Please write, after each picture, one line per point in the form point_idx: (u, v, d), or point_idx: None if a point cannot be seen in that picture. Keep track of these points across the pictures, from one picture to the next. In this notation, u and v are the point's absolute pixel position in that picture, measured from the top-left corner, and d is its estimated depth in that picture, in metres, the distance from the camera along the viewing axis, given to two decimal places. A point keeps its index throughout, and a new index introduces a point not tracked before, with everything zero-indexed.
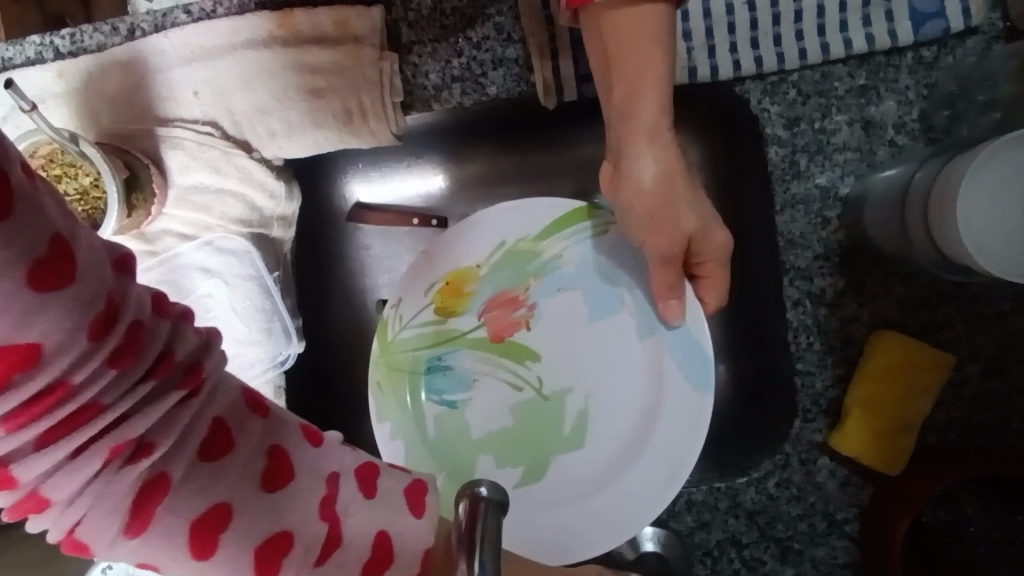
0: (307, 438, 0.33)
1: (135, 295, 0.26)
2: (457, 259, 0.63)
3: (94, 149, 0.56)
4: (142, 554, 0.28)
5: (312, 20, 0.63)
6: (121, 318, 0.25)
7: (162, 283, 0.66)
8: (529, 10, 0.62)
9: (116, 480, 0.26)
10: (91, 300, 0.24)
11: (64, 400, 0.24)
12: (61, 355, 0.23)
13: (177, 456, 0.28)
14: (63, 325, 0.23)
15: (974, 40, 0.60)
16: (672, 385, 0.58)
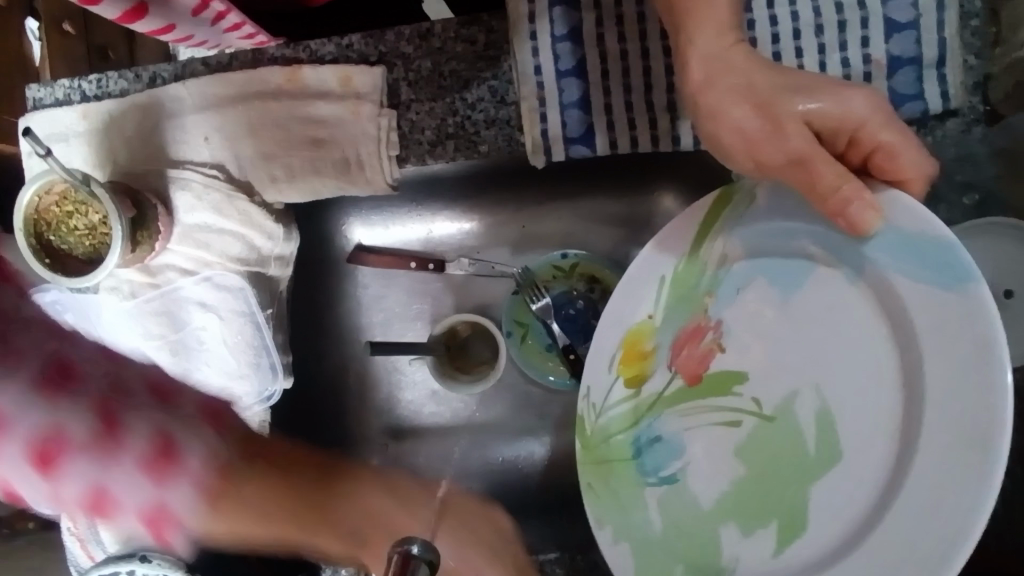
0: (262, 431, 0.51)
1: (93, 373, 0.40)
2: (626, 319, 0.58)
3: (104, 190, 0.60)
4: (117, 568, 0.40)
5: (319, 75, 0.67)
6: (73, 372, 0.39)
7: (159, 314, 0.69)
8: (521, 74, 0.65)
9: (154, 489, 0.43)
10: (45, 361, 0.38)
11: (64, 447, 0.38)
12: (21, 413, 0.37)
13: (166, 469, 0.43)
14: (22, 390, 0.37)
15: (955, 122, 0.61)
16: (918, 314, 0.41)
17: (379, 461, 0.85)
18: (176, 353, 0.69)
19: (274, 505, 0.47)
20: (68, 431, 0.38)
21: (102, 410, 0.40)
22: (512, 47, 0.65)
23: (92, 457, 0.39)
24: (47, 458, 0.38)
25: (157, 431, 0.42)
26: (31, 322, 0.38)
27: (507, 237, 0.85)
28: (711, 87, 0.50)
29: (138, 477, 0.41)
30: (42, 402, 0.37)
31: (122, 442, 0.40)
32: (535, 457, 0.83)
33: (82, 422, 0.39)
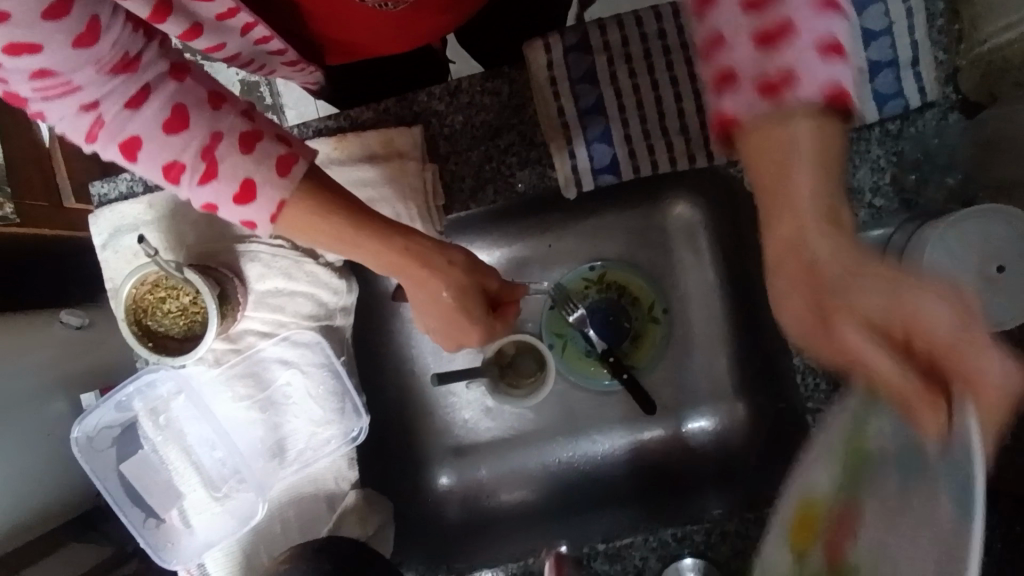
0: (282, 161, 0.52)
1: (155, 69, 0.49)
2: (811, 486, 0.48)
3: (194, 274, 0.66)
4: (222, 194, 0.52)
5: (363, 141, 0.74)
6: (160, 93, 0.49)
7: (244, 376, 0.75)
8: (547, 118, 0.72)
9: (135, 114, 0.48)
10: (131, 85, 0.48)
11: (67, 91, 0.46)
12: (147, 73, 0.48)
13: (148, 164, 0.50)
14: (102, 69, 0.46)
15: (932, 113, 0.68)
16: (941, 472, 0.34)
17: (449, 476, 0.92)
18: (266, 409, 0.76)
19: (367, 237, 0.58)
20: (181, 99, 0.49)
21: (176, 102, 0.49)
22: (535, 95, 0.72)
23: (167, 140, 0.49)
24: (202, 160, 0.51)
25: (173, 99, 0.49)
26: (157, 65, 0.49)
27: (539, 254, 0.94)
28: (793, 229, 0.37)
29: (263, 178, 0.52)
30: (135, 110, 0.48)
31: (246, 172, 0.51)
32: (596, 453, 0.92)
33: (228, 126, 0.51)
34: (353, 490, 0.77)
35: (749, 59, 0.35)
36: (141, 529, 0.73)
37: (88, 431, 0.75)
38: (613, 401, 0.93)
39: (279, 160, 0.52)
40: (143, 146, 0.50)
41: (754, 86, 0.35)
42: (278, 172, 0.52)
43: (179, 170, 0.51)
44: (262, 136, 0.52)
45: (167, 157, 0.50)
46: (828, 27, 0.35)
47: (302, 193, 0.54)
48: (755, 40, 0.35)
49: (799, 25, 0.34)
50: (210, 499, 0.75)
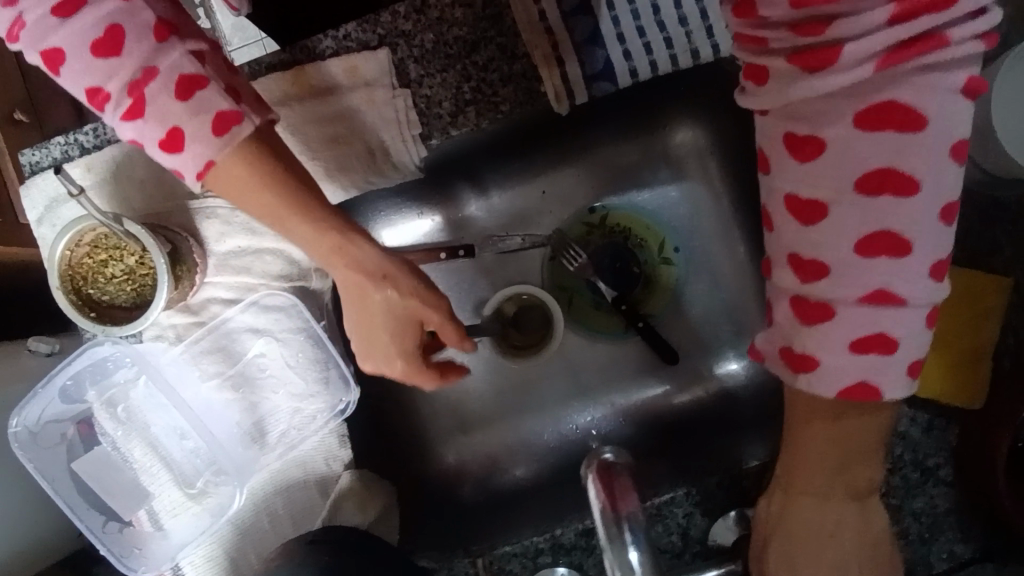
0: (217, 120, 0.44)
1: None
2: None
3: (138, 227, 0.57)
4: (139, 134, 0.45)
5: (323, 72, 0.65)
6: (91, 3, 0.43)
7: (212, 351, 0.66)
8: (529, 24, 0.64)
9: (61, 26, 0.44)
10: None
11: None
12: None
13: (67, 80, 0.45)
14: None
15: None
16: None
17: (456, 456, 0.82)
18: (239, 387, 0.66)
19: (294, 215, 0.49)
20: (120, 21, 0.44)
21: (111, 21, 0.43)
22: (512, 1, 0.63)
23: (92, 63, 0.44)
24: (129, 96, 0.44)
25: (109, 14, 0.43)
26: None
27: (532, 204, 0.85)
28: (811, 426, 0.47)
29: (194, 130, 0.44)
30: (63, 20, 0.43)
31: (176, 120, 0.44)
32: (615, 413, 0.83)
33: (168, 63, 0.44)
34: (347, 472, 0.68)
35: (783, 307, 0.45)
36: (100, 536, 0.63)
37: (31, 426, 0.64)
38: (630, 353, 0.84)
39: (218, 118, 0.44)
40: (67, 62, 0.44)
41: (781, 342, 0.45)
42: (214, 129, 0.44)
43: (104, 99, 0.45)
44: (204, 83, 0.44)
45: (90, 82, 0.44)
46: (885, 278, 0.41)
47: (241, 153, 0.46)
48: (793, 301, 0.44)
49: (837, 312, 0.42)
50: (185, 498, 0.65)
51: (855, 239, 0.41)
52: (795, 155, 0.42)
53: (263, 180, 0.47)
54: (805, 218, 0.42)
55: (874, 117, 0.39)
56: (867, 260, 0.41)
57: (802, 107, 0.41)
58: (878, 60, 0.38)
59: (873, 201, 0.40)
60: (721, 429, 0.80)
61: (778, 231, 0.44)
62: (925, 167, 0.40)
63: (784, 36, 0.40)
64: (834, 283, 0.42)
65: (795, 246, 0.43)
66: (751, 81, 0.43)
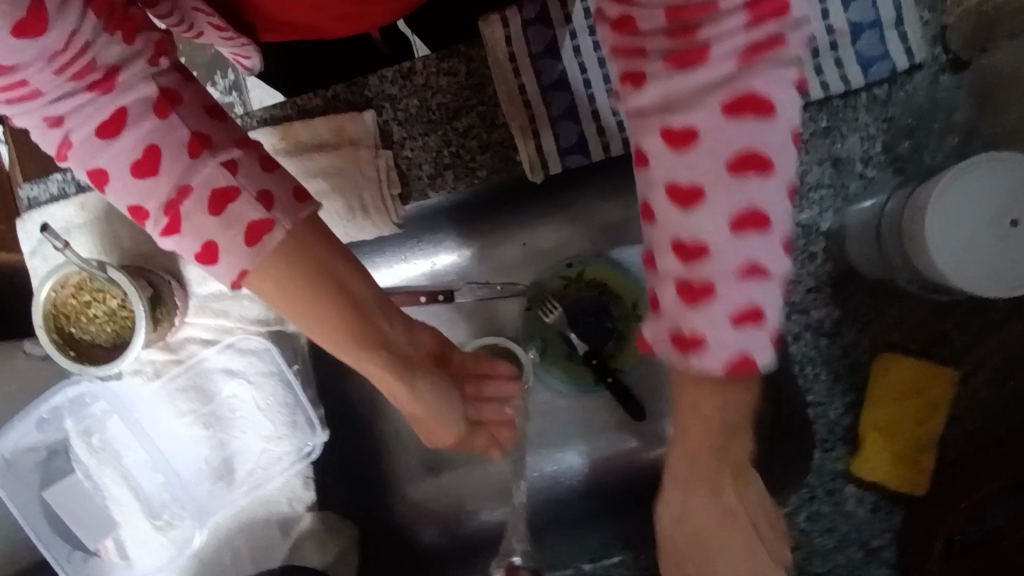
0: (252, 233, 0.43)
1: (136, 92, 0.41)
2: None
3: (120, 272, 0.62)
4: (183, 246, 0.44)
5: (311, 130, 0.69)
6: (128, 126, 0.41)
7: (187, 390, 0.69)
8: (508, 96, 0.66)
9: (104, 148, 0.41)
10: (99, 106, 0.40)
11: (19, 90, 0.39)
12: (127, 93, 0.40)
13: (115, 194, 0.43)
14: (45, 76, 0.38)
15: (922, 75, 0.64)
16: None
17: (422, 497, 0.84)
18: (210, 425, 0.69)
19: (328, 326, 0.51)
20: (157, 141, 0.41)
21: (150, 142, 0.41)
22: (494, 73, 0.66)
23: (134, 184, 0.42)
24: (165, 214, 0.43)
25: (147, 136, 0.41)
26: (140, 91, 0.41)
27: (512, 256, 0.87)
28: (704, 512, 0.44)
29: (229, 245, 0.43)
30: (108, 140, 0.41)
31: (210, 234, 0.43)
32: (578, 465, 0.84)
33: (201, 180, 0.42)
34: (309, 513, 0.69)
35: (666, 306, 0.37)
36: (64, 565, 0.65)
37: (6, 455, 0.67)
38: (599, 407, 0.85)
39: (251, 229, 0.43)
40: (112, 181, 0.42)
41: (668, 336, 0.37)
42: (247, 241, 0.44)
43: (145, 216, 0.43)
44: (237, 195, 0.43)
45: (132, 202, 0.43)
46: (756, 253, 0.35)
47: (266, 267, 0.46)
48: (676, 294, 0.36)
49: (719, 291, 0.35)
50: (151, 528, 0.67)
51: (727, 219, 0.35)
52: (669, 147, 0.35)
53: (304, 298, 0.48)
54: (683, 200, 0.35)
55: (740, 106, 0.33)
56: (741, 238, 0.35)
57: (678, 103, 0.34)
58: (739, 57, 0.33)
59: (741, 183, 0.34)
60: None
61: (659, 226, 0.37)
62: (778, 146, 0.34)
63: (655, 62, 0.34)
64: (714, 264, 0.35)
65: (675, 233, 0.36)
66: (628, 87, 0.36)
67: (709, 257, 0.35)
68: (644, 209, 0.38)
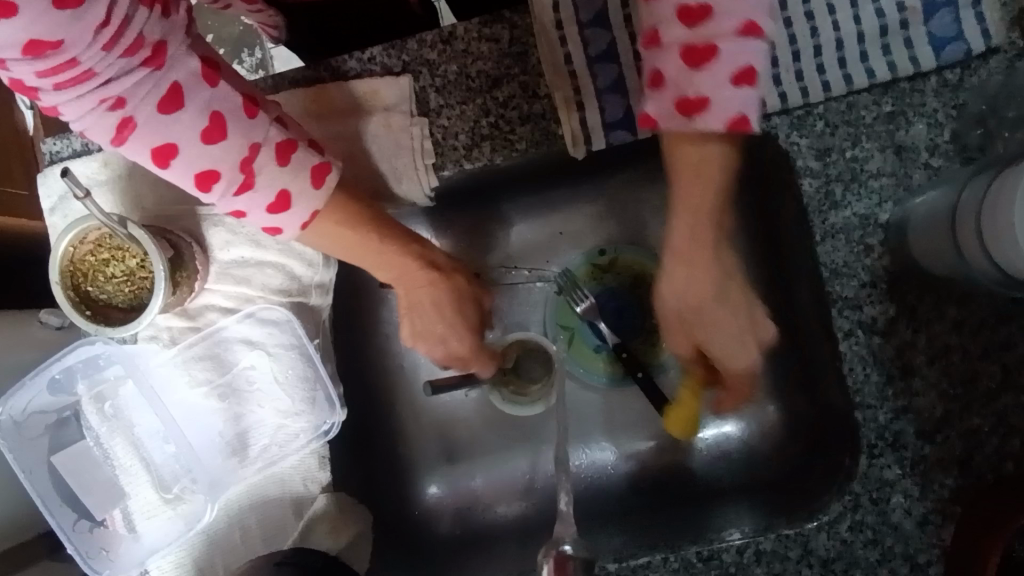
0: (317, 173, 0.52)
1: (185, 67, 0.46)
2: None
3: (142, 230, 0.59)
4: (248, 202, 0.51)
5: (344, 92, 0.66)
6: (188, 101, 0.46)
7: (203, 359, 0.66)
8: (553, 67, 0.63)
9: (170, 125, 0.46)
10: (157, 84, 0.44)
11: (81, 74, 0.42)
12: (178, 69, 0.45)
13: (182, 168, 0.48)
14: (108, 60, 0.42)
15: (997, 60, 0.60)
16: None
17: (438, 485, 0.81)
18: (226, 397, 0.66)
19: (380, 247, 0.58)
20: (218, 108, 0.47)
21: (211, 112, 0.47)
22: (539, 41, 0.63)
23: (205, 150, 0.47)
24: (240, 171, 0.49)
25: (209, 107, 0.47)
26: (186, 64, 0.46)
27: (543, 239, 0.83)
28: (688, 163, 0.48)
29: (298, 189, 0.52)
30: (170, 115, 0.46)
31: (283, 184, 0.51)
32: (606, 462, 0.80)
33: (264, 137, 0.49)
34: (323, 495, 0.66)
35: (664, 114, 0.44)
36: (70, 534, 0.63)
37: (16, 416, 0.64)
38: (626, 402, 0.81)
39: (314, 170, 0.52)
40: (183, 152, 0.47)
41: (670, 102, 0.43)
42: (314, 181, 0.52)
43: (214, 180, 0.49)
44: (297, 146, 0.51)
45: (203, 168, 0.48)
46: (747, 58, 0.42)
47: (335, 203, 0.56)
48: (675, 101, 0.43)
49: (712, 99, 0.42)
50: (160, 501, 0.65)
51: (735, 30, 0.41)
52: None
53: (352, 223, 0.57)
54: (694, 23, 0.41)
55: None
56: (735, 89, 0.42)
57: None
58: None
59: None
60: (705, 492, 0.76)
61: (664, 44, 0.42)
62: None
63: None
64: (715, 71, 0.42)
65: (687, 45, 0.42)
66: None
67: (712, 63, 0.42)
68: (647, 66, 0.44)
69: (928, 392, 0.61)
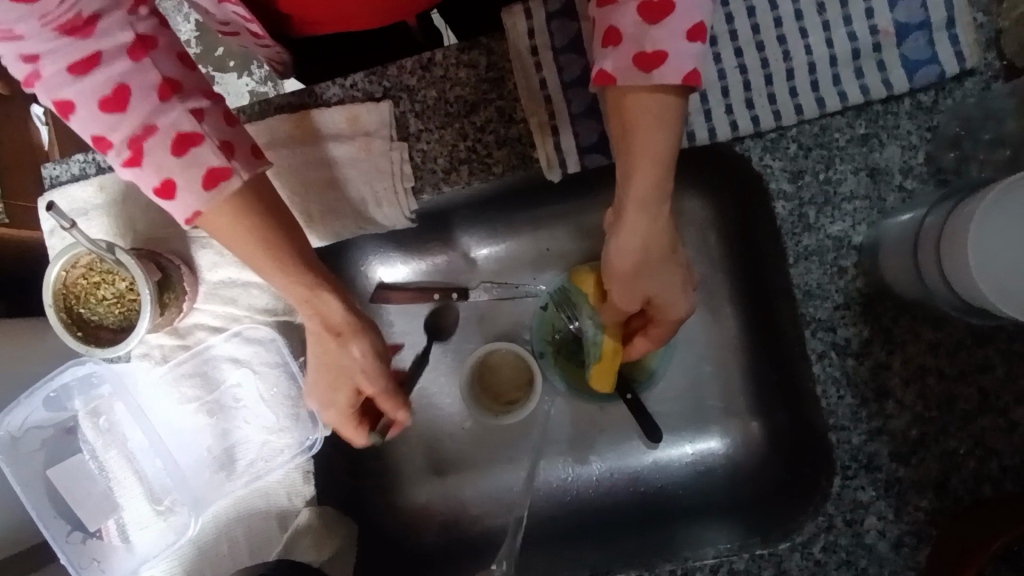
0: (210, 177, 0.45)
1: (113, 37, 0.43)
2: None
3: (128, 256, 0.62)
4: (145, 177, 0.46)
5: (327, 118, 0.68)
6: (97, 65, 0.43)
7: (192, 376, 0.68)
8: (528, 92, 0.64)
9: (71, 82, 0.43)
10: (68, 42, 0.42)
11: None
12: (103, 38, 0.43)
13: (84, 126, 0.44)
14: (21, 8, 0.40)
15: (972, 82, 0.60)
16: None
17: (425, 497, 0.82)
18: (214, 413, 0.69)
19: (275, 273, 0.50)
20: (128, 81, 0.43)
21: (117, 81, 0.43)
22: (515, 67, 0.65)
23: (100, 117, 0.44)
24: (128, 147, 0.44)
25: (123, 77, 0.43)
26: (119, 36, 0.43)
27: (528, 255, 0.84)
28: (650, 118, 0.45)
29: (185, 180, 0.45)
30: (77, 76, 0.43)
31: (171, 172, 0.45)
32: (591, 476, 0.80)
33: (169, 122, 0.44)
34: (308, 508, 0.68)
35: (622, 70, 0.44)
36: (63, 545, 0.65)
37: (14, 430, 0.67)
38: (610, 416, 0.81)
39: (210, 172, 0.45)
40: (78, 112, 0.43)
41: (628, 53, 0.44)
42: (205, 183, 0.45)
43: (108, 147, 0.45)
44: (202, 139, 0.45)
45: (96, 132, 0.44)
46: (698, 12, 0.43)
47: (227, 205, 0.47)
48: (634, 56, 0.44)
49: (669, 51, 0.43)
50: (153, 513, 0.67)
51: None
52: None
53: (249, 228, 0.48)
54: None
55: None
56: (688, 43, 0.44)
57: None
58: None
59: None
60: (688, 507, 0.77)
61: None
62: None
63: None
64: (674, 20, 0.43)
65: None
66: None
67: (667, 19, 0.43)
68: (599, 22, 0.45)
69: (903, 415, 0.61)
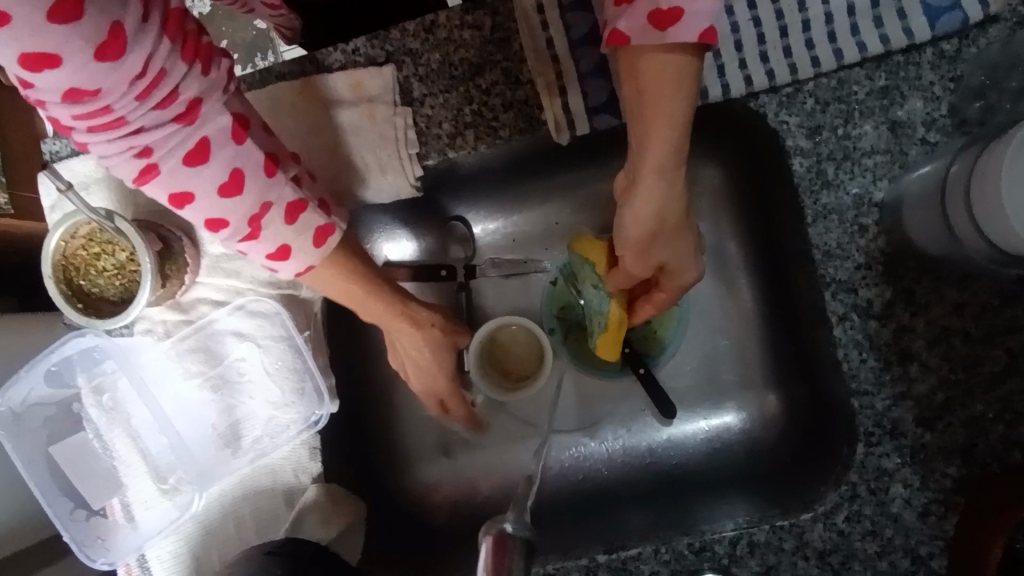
0: (318, 234, 0.46)
1: (214, 120, 0.39)
2: None
3: (129, 224, 0.61)
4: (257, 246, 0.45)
5: (329, 84, 0.66)
6: (213, 154, 0.39)
7: (195, 351, 0.67)
8: (534, 51, 0.63)
9: (189, 175, 0.40)
10: (185, 137, 0.38)
11: (109, 117, 0.35)
12: (208, 122, 0.39)
13: (195, 212, 0.42)
14: (133, 104, 0.35)
15: (997, 28, 0.58)
16: None
17: (433, 478, 0.81)
18: (219, 388, 0.67)
19: (365, 303, 0.56)
20: (240, 164, 0.41)
21: (232, 167, 0.40)
22: (521, 26, 0.63)
23: (216, 203, 0.41)
24: (247, 224, 0.43)
25: (234, 162, 0.40)
26: (219, 114, 0.39)
27: (537, 229, 0.82)
28: (660, 81, 0.43)
29: (299, 245, 0.46)
30: (194, 166, 0.39)
31: (285, 238, 0.45)
32: (603, 454, 0.78)
33: (279, 193, 0.43)
34: (313, 485, 0.66)
35: (636, 30, 0.41)
36: (66, 522, 0.64)
37: (17, 407, 0.66)
38: (622, 392, 0.79)
39: (318, 230, 0.46)
40: (196, 202, 0.41)
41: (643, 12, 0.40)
42: (314, 241, 0.47)
43: (221, 227, 0.43)
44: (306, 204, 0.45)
45: (213, 217, 0.42)
46: None
47: (333, 261, 0.51)
48: (648, 14, 0.40)
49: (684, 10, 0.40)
50: (158, 493, 0.66)
51: None
52: None
53: (356, 286, 0.54)
54: None
55: None
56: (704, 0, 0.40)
57: None
58: None
59: None
60: (704, 483, 0.75)
61: None
62: None
63: None
64: None
65: None
66: None
67: None
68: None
69: (927, 378, 0.59)
